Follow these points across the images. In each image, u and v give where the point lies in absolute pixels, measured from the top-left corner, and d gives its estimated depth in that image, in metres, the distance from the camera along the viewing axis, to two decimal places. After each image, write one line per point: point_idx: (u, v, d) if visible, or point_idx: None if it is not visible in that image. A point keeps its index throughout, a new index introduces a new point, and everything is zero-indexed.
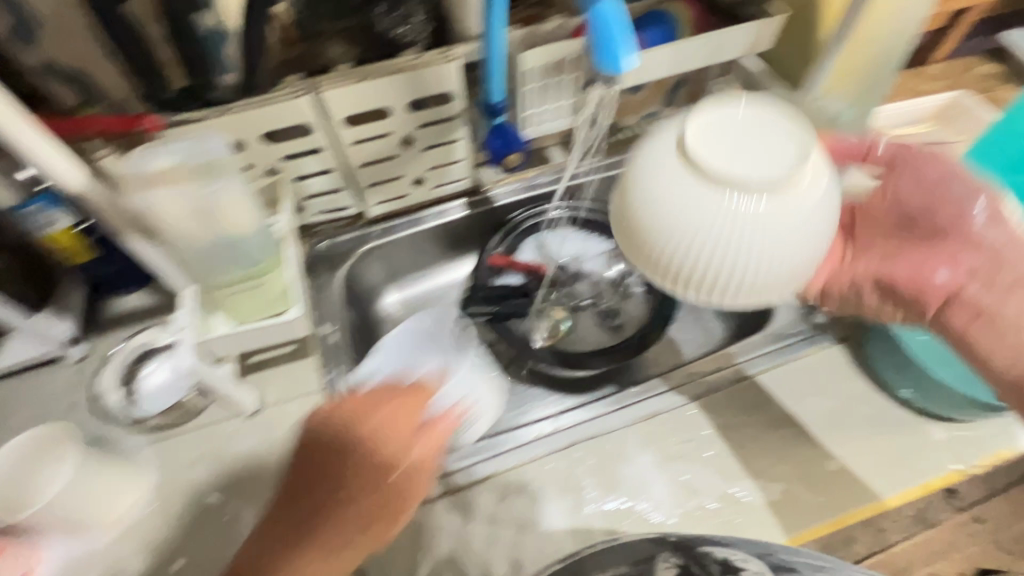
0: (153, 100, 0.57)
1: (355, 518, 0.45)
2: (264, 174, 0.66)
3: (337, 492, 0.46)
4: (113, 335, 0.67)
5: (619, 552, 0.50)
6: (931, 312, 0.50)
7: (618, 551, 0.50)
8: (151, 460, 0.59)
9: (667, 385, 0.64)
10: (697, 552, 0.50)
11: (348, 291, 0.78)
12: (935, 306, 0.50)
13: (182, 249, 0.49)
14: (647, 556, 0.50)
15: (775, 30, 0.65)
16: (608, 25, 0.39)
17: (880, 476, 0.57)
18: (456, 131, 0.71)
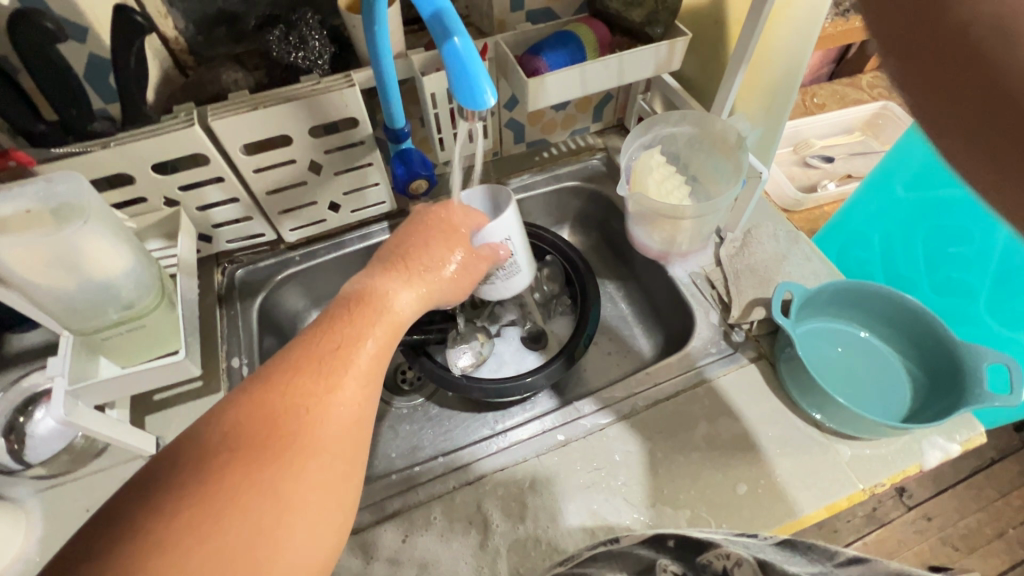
0: (24, 133, 0.54)
1: (335, 429, 0.37)
2: (163, 205, 0.63)
3: (306, 403, 0.36)
4: (6, 376, 0.63)
5: (619, 559, 0.45)
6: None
7: (618, 558, 0.45)
8: (38, 509, 0.56)
9: (581, 412, 0.63)
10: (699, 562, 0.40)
11: (264, 319, 0.74)
12: None
13: (42, 297, 0.47)
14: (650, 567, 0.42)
15: (680, 49, 0.65)
16: (460, 60, 0.38)
17: (791, 501, 0.56)
18: (367, 156, 0.69)
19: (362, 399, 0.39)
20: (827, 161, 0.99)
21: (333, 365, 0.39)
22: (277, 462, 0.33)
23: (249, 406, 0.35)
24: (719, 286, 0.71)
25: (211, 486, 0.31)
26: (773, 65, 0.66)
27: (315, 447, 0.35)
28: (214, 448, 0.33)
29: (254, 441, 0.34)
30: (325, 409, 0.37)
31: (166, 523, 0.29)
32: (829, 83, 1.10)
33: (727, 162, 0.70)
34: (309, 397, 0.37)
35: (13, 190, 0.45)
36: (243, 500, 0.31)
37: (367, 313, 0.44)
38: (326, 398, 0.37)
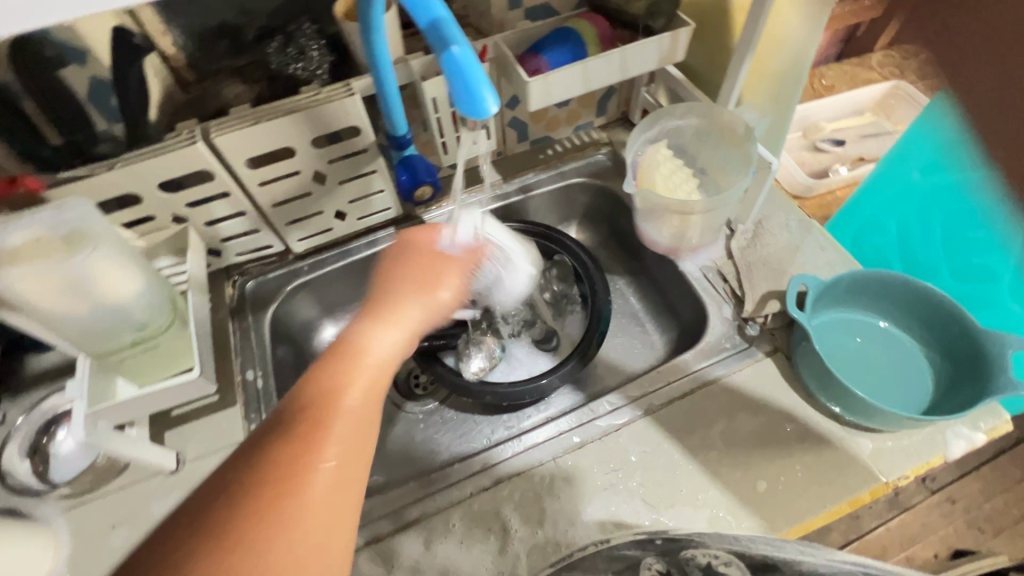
0: (33, 159, 0.54)
1: (322, 498, 0.37)
2: (171, 222, 0.64)
3: (291, 472, 0.37)
4: (30, 397, 0.65)
5: (603, 559, 0.45)
6: None
7: (602, 557, 0.45)
8: (66, 527, 0.57)
9: (595, 413, 0.62)
10: (682, 558, 0.42)
11: (277, 330, 0.75)
12: None
13: (56, 322, 0.47)
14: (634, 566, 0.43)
15: (683, 40, 0.64)
16: (459, 68, 0.37)
17: (811, 496, 0.56)
18: (371, 163, 0.69)
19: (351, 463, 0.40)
20: (838, 145, 0.97)
21: (324, 429, 0.40)
22: (264, 538, 0.34)
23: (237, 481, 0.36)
24: (732, 280, 0.70)
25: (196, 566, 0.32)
26: (781, 50, 0.64)
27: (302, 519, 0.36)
28: (201, 528, 0.34)
29: (227, 539, 0.33)
30: (312, 479, 0.37)
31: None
32: (838, 64, 1.08)
33: (735, 153, 0.69)
34: (297, 465, 0.37)
35: (24, 218, 0.45)
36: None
37: (349, 362, 0.45)
38: (314, 464, 0.38)
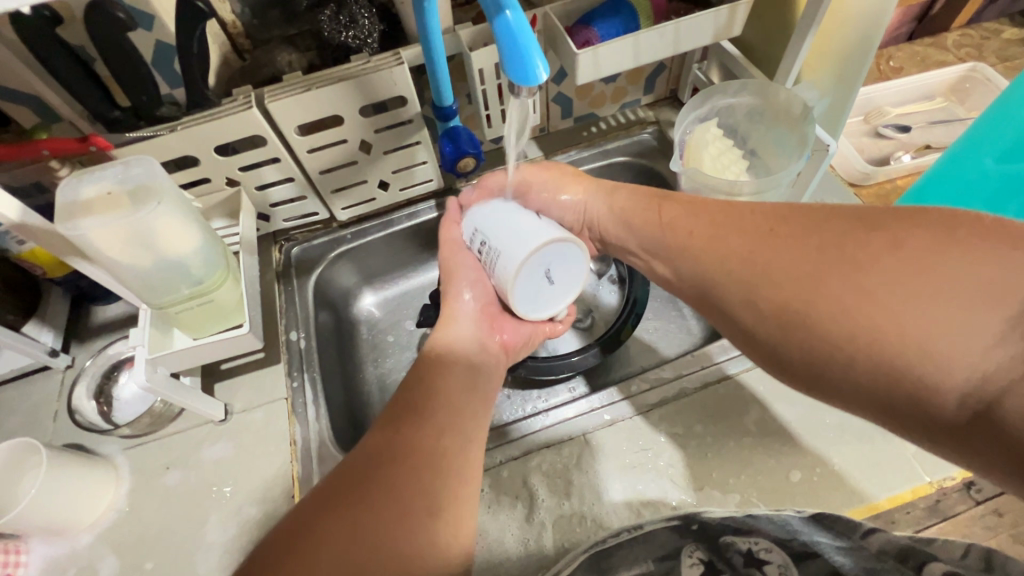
0: (101, 120, 0.57)
1: (408, 484, 0.40)
2: (225, 185, 0.66)
3: (386, 459, 0.42)
4: (96, 343, 0.70)
5: (642, 546, 0.42)
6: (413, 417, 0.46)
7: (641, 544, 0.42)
8: (126, 463, 0.62)
9: (629, 392, 0.62)
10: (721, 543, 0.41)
11: (319, 296, 0.77)
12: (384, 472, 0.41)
13: (123, 274, 0.50)
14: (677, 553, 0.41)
15: (743, 13, 0.61)
16: (512, 35, 0.37)
17: (848, 490, 0.55)
18: (416, 134, 0.69)
19: (432, 440, 0.44)
20: (903, 131, 0.91)
21: (410, 424, 0.45)
22: (350, 505, 0.38)
23: (331, 479, 0.41)
24: None
25: (304, 529, 0.37)
26: (846, 31, 0.61)
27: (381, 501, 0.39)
28: (304, 512, 0.39)
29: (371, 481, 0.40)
30: (394, 466, 0.41)
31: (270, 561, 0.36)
32: (907, 44, 1.01)
33: (791, 135, 0.66)
34: (382, 449, 0.42)
35: (97, 174, 0.49)
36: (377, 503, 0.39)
37: (437, 375, 0.50)
38: (398, 452, 0.42)
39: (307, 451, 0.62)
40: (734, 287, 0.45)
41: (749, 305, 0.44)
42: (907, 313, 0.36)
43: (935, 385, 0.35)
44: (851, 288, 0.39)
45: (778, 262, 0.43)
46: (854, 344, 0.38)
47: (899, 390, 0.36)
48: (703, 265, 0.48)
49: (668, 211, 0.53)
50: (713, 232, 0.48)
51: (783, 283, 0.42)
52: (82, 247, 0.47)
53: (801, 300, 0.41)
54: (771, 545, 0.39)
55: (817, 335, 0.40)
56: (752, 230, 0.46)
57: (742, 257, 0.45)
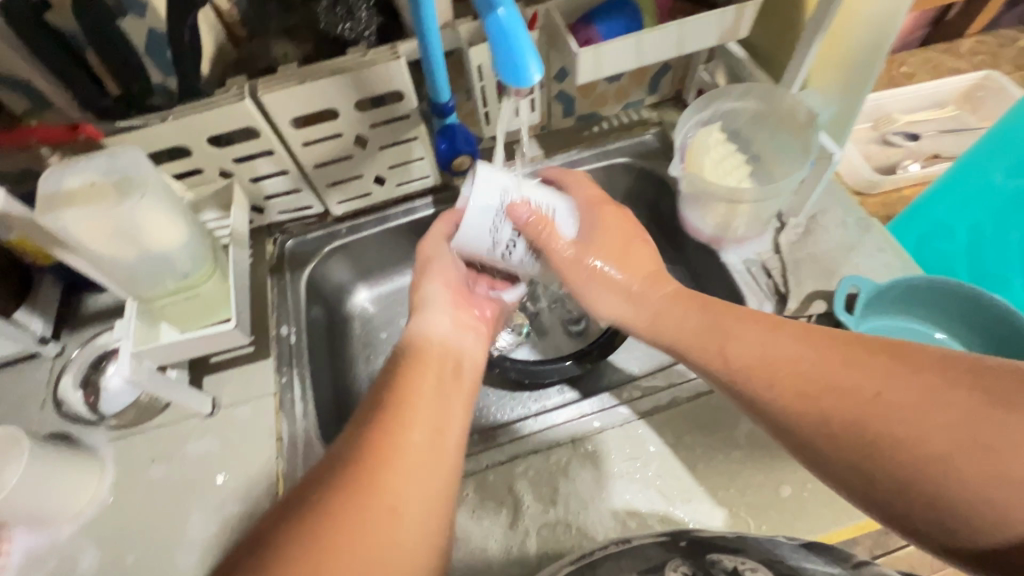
0: (91, 108, 0.56)
1: (412, 488, 0.38)
2: (218, 176, 0.65)
3: (357, 462, 0.38)
4: (86, 333, 0.69)
5: (629, 560, 0.43)
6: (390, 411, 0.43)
7: (628, 558, 0.44)
8: (111, 455, 0.62)
9: (621, 399, 0.61)
10: (708, 561, 0.42)
11: (312, 291, 0.76)
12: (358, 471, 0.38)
13: (107, 266, 0.49)
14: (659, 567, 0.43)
15: (749, 14, 0.59)
16: (504, 33, 0.36)
17: (839, 507, 0.54)
18: (412, 130, 0.68)
19: (430, 436, 0.41)
20: (911, 139, 0.89)
21: (401, 416, 0.42)
22: (360, 497, 0.36)
23: (331, 474, 0.37)
24: (776, 275, 0.66)
25: (317, 526, 0.34)
26: (851, 39, 0.59)
27: (392, 501, 0.36)
28: (309, 502, 0.35)
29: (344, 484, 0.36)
30: (402, 468, 0.38)
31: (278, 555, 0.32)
32: (920, 50, 0.98)
33: (795, 142, 0.65)
34: (384, 445, 0.39)
35: (80, 163, 0.48)
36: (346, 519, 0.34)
37: (421, 371, 0.47)
38: (402, 447, 0.39)
39: (293, 449, 0.62)
40: (834, 418, 0.41)
41: (849, 436, 0.40)
42: (994, 465, 0.35)
43: (997, 532, 0.35)
44: (941, 436, 0.37)
45: (856, 402, 0.41)
46: (916, 480, 0.38)
47: (966, 525, 0.36)
48: (801, 389, 0.43)
49: (744, 320, 0.50)
50: (785, 342, 0.46)
51: (860, 417, 0.40)
52: (66, 239, 0.47)
53: (893, 434, 0.39)
54: (758, 565, 0.42)
55: (892, 466, 0.38)
56: (834, 353, 0.43)
57: (822, 388, 0.42)
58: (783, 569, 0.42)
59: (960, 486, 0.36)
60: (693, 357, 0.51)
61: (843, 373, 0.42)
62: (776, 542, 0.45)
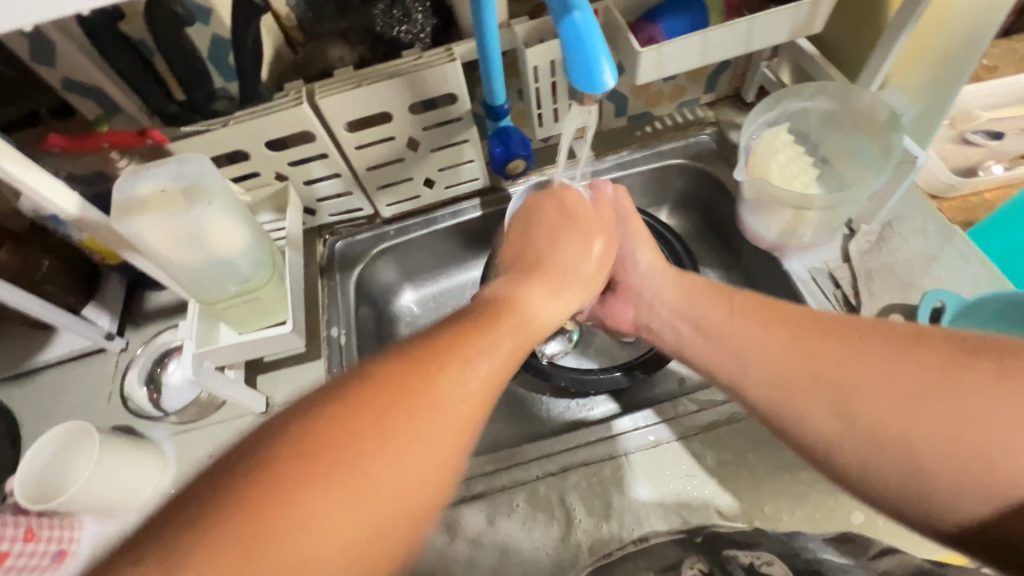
0: (159, 114, 0.58)
1: (408, 475, 0.33)
2: (274, 179, 0.66)
3: (383, 399, 0.34)
4: (149, 329, 0.72)
5: (646, 558, 0.43)
6: (437, 350, 0.39)
7: (645, 557, 0.43)
8: (171, 449, 0.64)
9: (677, 412, 0.58)
10: (723, 557, 0.42)
11: (361, 291, 0.76)
12: (370, 411, 0.34)
13: (174, 270, 0.51)
14: (676, 565, 0.42)
15: (826, 8, 0.56)
16: (577, 35, 0.35)
17: (914, 537, 0.51)
18: (464, 132, 0.67)
19: (485, 380, 0.39)
20: (994, 137, 0.82)
21: (463, 348, 0.40)
22: (393, 410, 0.34)
23: (349, 395, 0.34)
24: (846, 286, 0.62)
25: (331, 438, 0.32)
26: (950, 28, 0.55)
27: (392, 464, 0.33)
28: (311, 428, 0.32)
29: (349, 424, 0.33)
30: (428, 418, 0.35)
31: (288, 469, 0.30)
32: (1004, 40, 0.91)
33: (870, 144, 0.61)
34: (417, 383, 0.36)
35: (153, 170, 0.50)
36: (341, 471, 0.31)
37: (503, 317, 0.45)
38: (442, 383, 0.37)
39: None
40: (815, 396, 0.45)
41: (831, 411, 0.44)
42: (957, 431, 0.39)
43: (968, 496, 0.38)
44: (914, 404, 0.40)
45: (838, 380, 0.44)
46: (882, 445, 0.41)
47: (931, 494, 0.39)
48: (785, 363, 0.47)
49: (739, 304, 0.54)
50: (763, 332, 0.50)
51: (836, 392, 0.44)
52: (136, 244, 0.49)
53: (869, 407, 0.42)
54: (774, 560, 0.40)
55: (868, 434, 0.42)
56: (801, 328, 0.49)
57: (805, 366, 0.46)
58: (803, 564, 0.40)
59: (921, 459, 0.40)
60: (686, 348, 0.56)
61: (826, 344, 0.46)
62: (801, 540, 0.43)
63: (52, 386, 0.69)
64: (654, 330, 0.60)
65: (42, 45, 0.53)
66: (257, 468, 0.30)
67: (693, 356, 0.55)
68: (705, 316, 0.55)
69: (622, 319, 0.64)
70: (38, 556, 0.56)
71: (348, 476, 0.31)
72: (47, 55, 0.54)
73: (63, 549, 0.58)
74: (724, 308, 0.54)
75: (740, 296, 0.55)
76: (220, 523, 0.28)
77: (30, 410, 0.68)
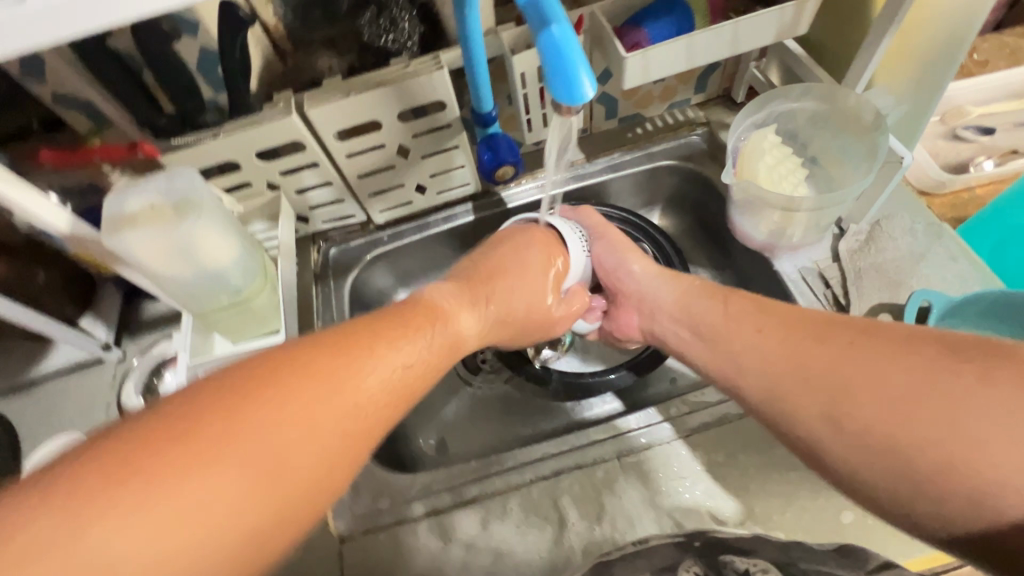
0: (149, 127, 0.58)
1: (300, 455, 0.33)
2: (266, 189, 0.67)
3: (282, 368, 0.35)
4: (145, 339, 0.72)
5: (644, 559, 0.44)
6: (355, 336, 0.40)
7: (643, 557, 0.44)
8: None
9: (668, 414, 0.59)
10: (720, 562, 0.43)
11: (355, 298, 0.76)
12: (253, 386, 0.33)
13: (166, 284, 0.51)
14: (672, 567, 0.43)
15: (810, 10, 0.56)
16: (556, 48, 0.35)
17: (903, 536, 0.52)
18: (454, 138, 0.68)
19: (386, 376, 0.39)
20: (985, 133, 0.82)
21: (359, 348, 0.39)
22: (296, 391, 0.34)
23: (240, 373, 0.34)
24: (835, 285, 0.62)
25: (202, 421, 0.31)
26: (933, 28, 0.55)
27: (293, 447, 0.33)
28: (194, 413, 0.31)
29: (232, 406, 0.32)
30: (337, 398, 0.36)
31: (200, 420, 0.31)
32: (995, 35, 0.90)
33: (858, 145, 0.61)
34: (328, 369, 0.36)
35: (142, 184, 0.51)
36: (206, 447, 0.30)
37: (415, 323, 0.45)
38: (358, 370, 0.38)
39: None
40: (809, 394, 0.45)
41: (821, 415, 0.44)
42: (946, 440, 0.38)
43: (955, 499, 0.37)
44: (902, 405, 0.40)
45: (826, 377, 0.44)
46: (873, 448, 0.40)
47: (921, 494, 0.38)
48: (775, 367, 0.48)
49: (734, 305, 0.55)
50: (755, 333, 0.51)
51: (827, 395, 0.44)
52: (126, 258, 0.49)
53: (855, 408, 0.42)
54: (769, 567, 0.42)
55: (858, 439, 0.41)
56: (792, 328, 0.49)
57: (796, 367, 0.47)
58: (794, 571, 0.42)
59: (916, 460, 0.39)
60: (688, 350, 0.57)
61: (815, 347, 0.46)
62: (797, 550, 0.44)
63: (51, 396, 0.70)
64: (660, 334, 0.60)
65: (32, 61, 0.53)
66: (176, 431, 0.30)
67: (694, 360, 0.56)
68: (706, 318, 0.55)
69: (627, 327, 0.65)
70: None
71: (232, 448, 0.31)
72: (37, 70, 0.54)
73: None
74: (718, 312, 0.55)
75: (740, 297, 0.55)
76: (44, 505, 0.27)
77: (30, 421, 0.69)
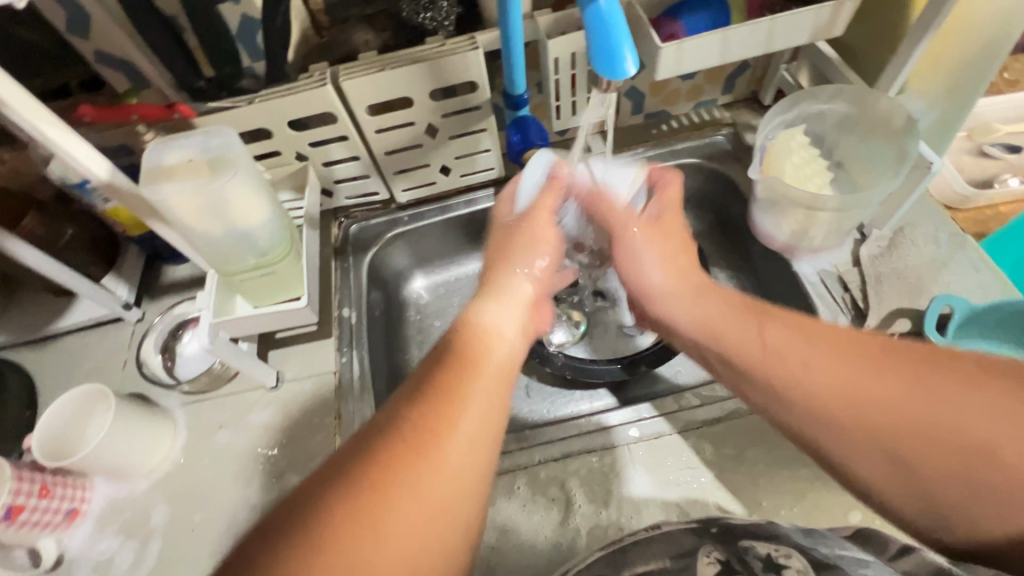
0: (187, 89, 0.60)
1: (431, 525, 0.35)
2: (294, 159, 0.68)
3: (380, 440, 0.37)
4: (165, 301, 0.73)
5: (659, 544, 0.44)
6: (442, 386, 0.40)
7: (658, 542, 0.44)
8: (183, 418, 0.66)
9: (679, 405, 0.59)
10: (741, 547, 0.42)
11: (373, 275, 0.77)
12: (370, 468, 0.35)
13: (196, 239, 0.53)
14: (690, 553, 0.43)
15: (847, 11, 0.56)
16: (601, 23, 0.36)
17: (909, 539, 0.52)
18: (482, 121, 0.68)
19: (487, 418, 0.40)
20: (1012, 151, 0.81)
21: (448, 423, 0.38)
22: (408, 472, 0.35)
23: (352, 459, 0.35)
24: (854, 290, 0.62)
25: (338, 503, 0.33)
26: (971, 36, 0.56)
27: (411, 518, 0.34)
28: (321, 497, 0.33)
29: (354, 501, 0.33)
30: (451, 444, 0.37)
31: (352, 499, 0.33)
32: None
33: (887, 149, 0.61)
34: (429, 425, 0.38)
35: (181, 140, 0.52)
36: (344, 523, 0.32)
37: (481, 348, 0.44)
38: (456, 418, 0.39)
39: (350, 431, 0.63)
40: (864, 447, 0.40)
41: (881, 454, 0.40)
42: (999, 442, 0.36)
43: None
44: (952, 441, 0.37)
45: (895, 402, 0.39)
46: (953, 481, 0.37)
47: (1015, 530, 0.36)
48: (829, 403, 0.41)
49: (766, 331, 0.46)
50: (805, 350, 0.44)
51: (901, 431, 0.39)
52: (163, 211, 0.50)
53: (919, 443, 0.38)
54: (792, 552, 0.41)
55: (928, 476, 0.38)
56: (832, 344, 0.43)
57: (852, 399, 0.40)
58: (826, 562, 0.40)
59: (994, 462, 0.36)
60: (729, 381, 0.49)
61: (901, 393, 0.39)
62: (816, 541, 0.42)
63: (68, 352, 0.71)
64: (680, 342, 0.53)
65: (79, 16, 0.54)
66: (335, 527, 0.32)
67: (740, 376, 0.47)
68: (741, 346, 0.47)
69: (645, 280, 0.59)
70: (51, 512, 0.58)
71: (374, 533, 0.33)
72: (82, 26, 0.55)
73: (75, 508, 0.60)
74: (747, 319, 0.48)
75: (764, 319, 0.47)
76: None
77: (50, 374, 0.70)
